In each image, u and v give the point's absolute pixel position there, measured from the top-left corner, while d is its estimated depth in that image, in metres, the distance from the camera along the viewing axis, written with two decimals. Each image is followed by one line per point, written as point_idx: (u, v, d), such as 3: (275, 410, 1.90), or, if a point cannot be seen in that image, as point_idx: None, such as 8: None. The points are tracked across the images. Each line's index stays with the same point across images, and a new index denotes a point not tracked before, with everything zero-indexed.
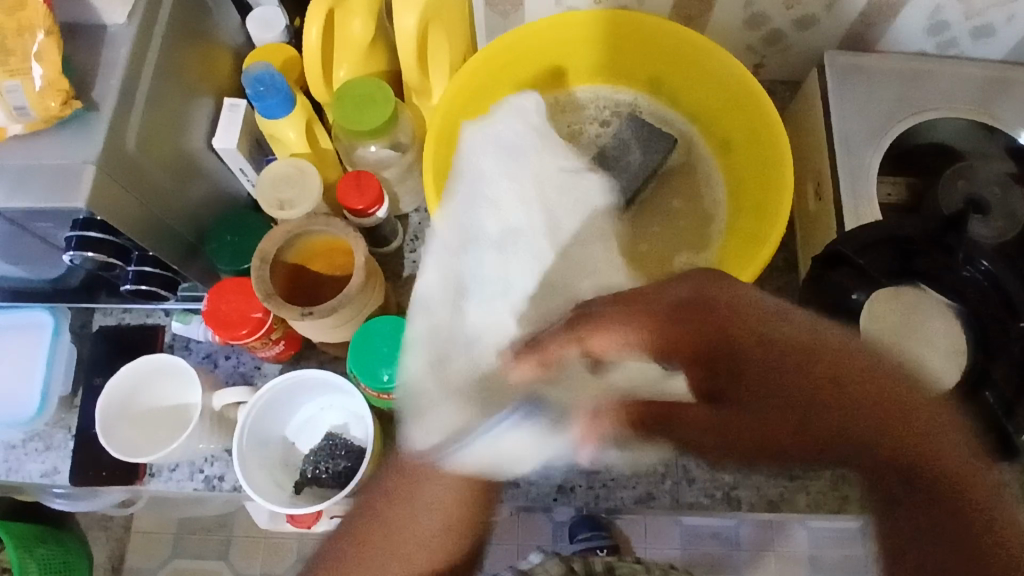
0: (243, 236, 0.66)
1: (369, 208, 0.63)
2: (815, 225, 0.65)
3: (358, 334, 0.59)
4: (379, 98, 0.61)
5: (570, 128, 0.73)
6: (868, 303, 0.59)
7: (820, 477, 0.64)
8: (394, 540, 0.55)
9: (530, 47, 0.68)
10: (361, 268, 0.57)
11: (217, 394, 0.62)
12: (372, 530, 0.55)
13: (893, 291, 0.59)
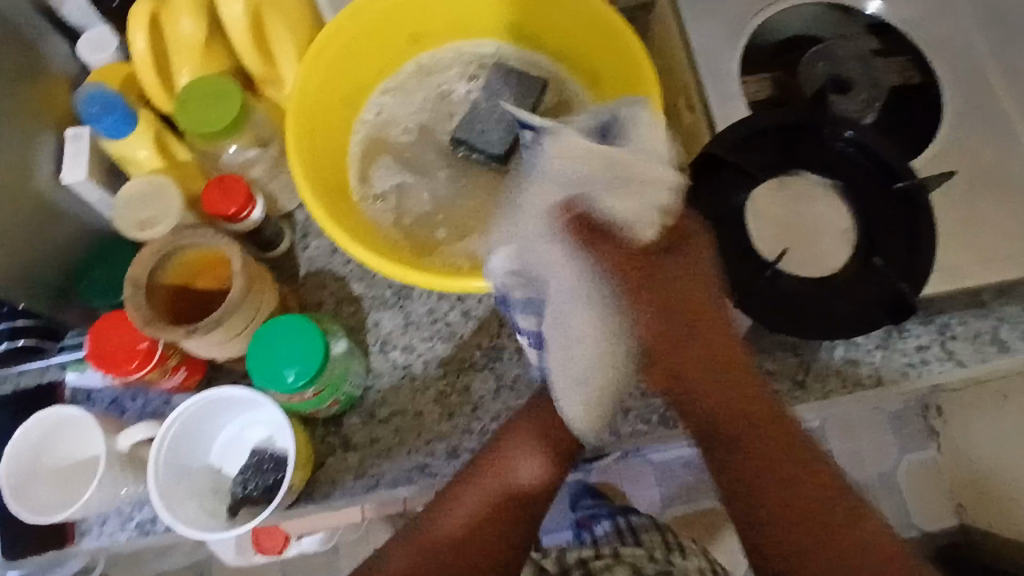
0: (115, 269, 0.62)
1: (241, 211, 0.60)
2: (692, 139, 0.65)
3: (252, 346, 0.54)
4: (223, 95, 0.58)
5: (438, 90, 0.71)
6: (750, 202, 0.59)
7: None
8: None
9: (377, 20, 0.65)
10: (240, 273, 0.55)
11: (123, 434, 0.59)
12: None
13: (775, 183, 0.59)
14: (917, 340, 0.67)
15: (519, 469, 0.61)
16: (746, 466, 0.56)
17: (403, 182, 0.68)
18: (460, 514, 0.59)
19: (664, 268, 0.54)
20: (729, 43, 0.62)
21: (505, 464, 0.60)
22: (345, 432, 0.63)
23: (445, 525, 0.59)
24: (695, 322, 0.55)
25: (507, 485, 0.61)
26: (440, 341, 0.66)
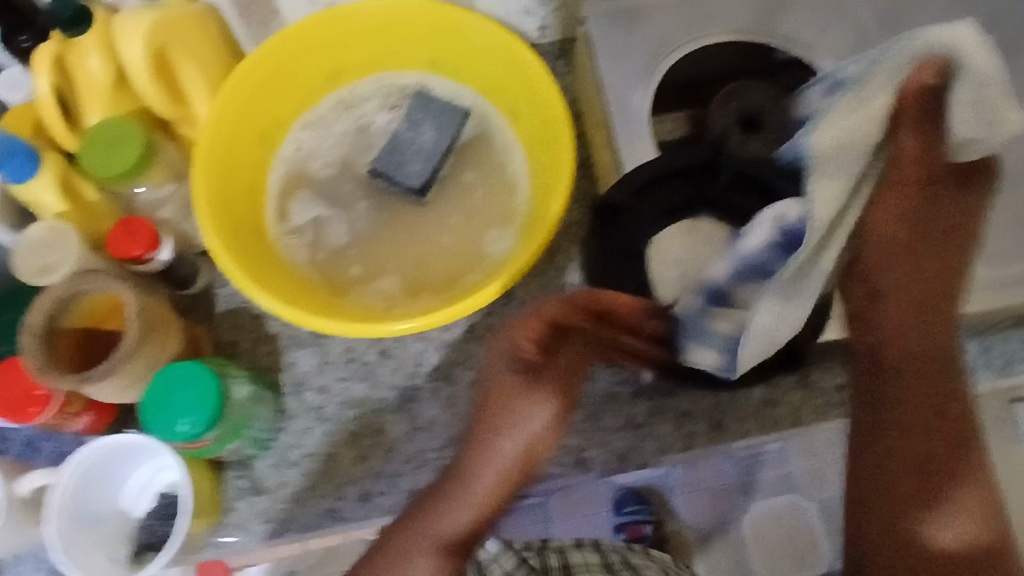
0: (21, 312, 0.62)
1: (149, 253, 0.59)
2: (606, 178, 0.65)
3: (148, 394, 0.54)
4: (129, 136, 0.57)
5: (359, 122, 0.70)
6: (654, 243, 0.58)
7: (665, 421, 0.65)
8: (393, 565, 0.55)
9: (292, 52, 0.65)
10: (135, 320, 0.55)
11: (21, 480, 0.58)
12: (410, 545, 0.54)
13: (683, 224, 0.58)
14: (838, 379, 0.67)
15: (520, 430, 0.52)
16: (912, 415, 0.51)
17: (321, 216, 0.67)
18: (477, 482, 0.53)
19: (943, 203, 0.50)
20: (641, 84, 0.63)
21: (504, 423, 0.52)
22: (256, 475, 0.63)
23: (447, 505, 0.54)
24: (949, 231, 0.51)
25: (515, 445, 0.53)
26: (355, 383, 0.66)
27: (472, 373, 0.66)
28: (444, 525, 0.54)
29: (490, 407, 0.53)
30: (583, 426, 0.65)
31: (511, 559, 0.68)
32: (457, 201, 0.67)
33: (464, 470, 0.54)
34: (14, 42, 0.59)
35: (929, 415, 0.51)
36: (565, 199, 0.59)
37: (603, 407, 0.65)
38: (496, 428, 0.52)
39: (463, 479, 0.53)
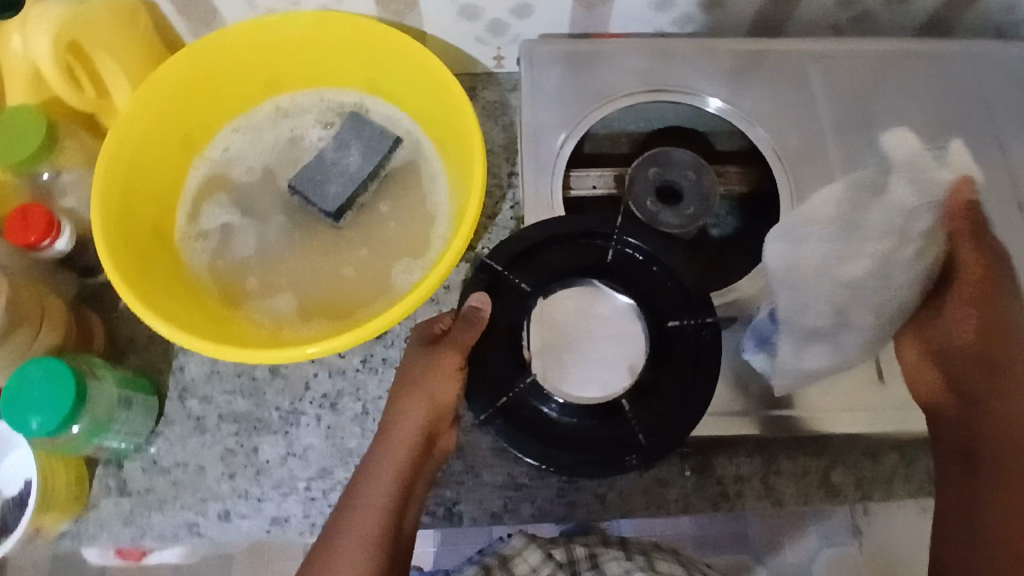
0: None
1: (42, 241, 0.59)
2: None
3: (8, 386, 0.54)
4: (30, 128, 0.57)
5: (291, 134, 0.69)
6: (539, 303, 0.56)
7: (546, 486, 0.62)
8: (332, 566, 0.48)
9: (223, 58, 0.64)
10: (2, 309, 0.54)
11: None
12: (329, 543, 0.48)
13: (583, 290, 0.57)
14: (737, 469, 0.63)
15: (415, 410, 0.52)
16: (999, 436, 0.49)
17: (231, 223, 0.67)
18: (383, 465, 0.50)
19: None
20: (563, 129, 0.62)
21: (405, 400, 0.52)
22: (123, 476, 0.62)
23: (371, 483, 0.50)
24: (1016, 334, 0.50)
25: (416, 418, 0.52)
26: (240, 397, 0.64)
27: (358, 405, 0.64)
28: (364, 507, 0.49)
29: (398, 388, 0.53)
30: (460, 477, 0.63)
31: (538, 553, 0.62)
32: (373, 230, 0.66)
33: (377, 451, 0.51)
34: None
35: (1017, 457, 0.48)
36: (464, 244, 0.56)
37: (485, 461, 0.63)
38: (400, 398, 0.53)
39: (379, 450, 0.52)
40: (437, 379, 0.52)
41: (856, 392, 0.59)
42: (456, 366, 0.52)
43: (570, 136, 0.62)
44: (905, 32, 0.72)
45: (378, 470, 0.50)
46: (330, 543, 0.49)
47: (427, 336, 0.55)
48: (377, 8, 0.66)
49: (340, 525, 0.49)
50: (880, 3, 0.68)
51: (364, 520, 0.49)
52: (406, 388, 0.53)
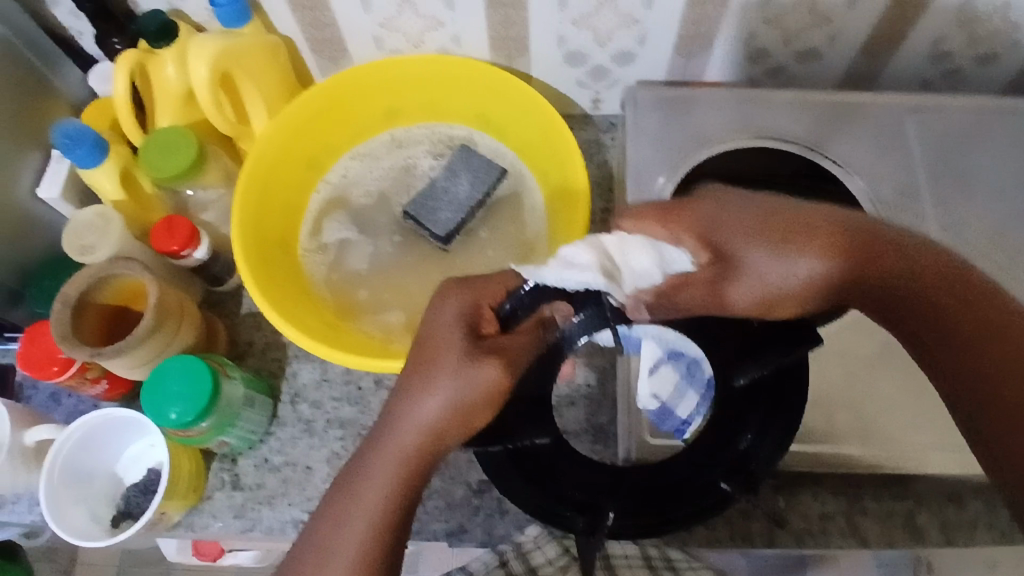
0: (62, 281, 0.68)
1: (183, 249, 0.65)
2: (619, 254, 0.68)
3: (148, 380, 0.59)
4: (184, 149, 0.63)
5: (404, 162, 0.75)
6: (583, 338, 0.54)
7: None
8: (331, 548, 0.45)
9: (349, 92, 0.70)
10: (152, 309, 0.60)
11: (28, 431, 0.65)
12: (329, 527, 0.45)
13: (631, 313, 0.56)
14: (823, 507, 0.64)
15: (429, 397, 0.47)
16: (946, 349, 0.49)
17: (348, 238, 0.73)
18: (391, 441, 0.47)
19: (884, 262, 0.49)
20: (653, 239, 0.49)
21: (422, 385, 0.47)
22: (236, 472, 0.67)
23: (372, 472, 0.46)
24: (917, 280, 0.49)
25: (438, 403, 0.47)
26: (346, 404, 0.69)
27: None
28: (371, 485, 0.46)
29: (417, 366, 0.48)
30: None
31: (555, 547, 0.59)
32: (475, 255, 0.71)
33: (388, 429, 0.47)
34: (107, 45, 0.66)
35: (981, 348, 0.48)
36: None
37: None
38: (416, 398, 0.47)
39: (391, 423, 0.47)
40: (474, 391, 0.47)
41: (953, 432, 0.56)
42: (496, 383, 0.47)
43: (664, 239, 0.50)
44: (995, 90, 0.75)
45: (378, 469, 0.46)
46: (326, 528, 0.46)
47: (467, 317, 0.49)
48: (491, 52, 0.72)
49: (334, 510, 0.46)
50: (971, 60, 0.71)
51: (367, 503, 0.46)
52: (423, 367, 0.48)
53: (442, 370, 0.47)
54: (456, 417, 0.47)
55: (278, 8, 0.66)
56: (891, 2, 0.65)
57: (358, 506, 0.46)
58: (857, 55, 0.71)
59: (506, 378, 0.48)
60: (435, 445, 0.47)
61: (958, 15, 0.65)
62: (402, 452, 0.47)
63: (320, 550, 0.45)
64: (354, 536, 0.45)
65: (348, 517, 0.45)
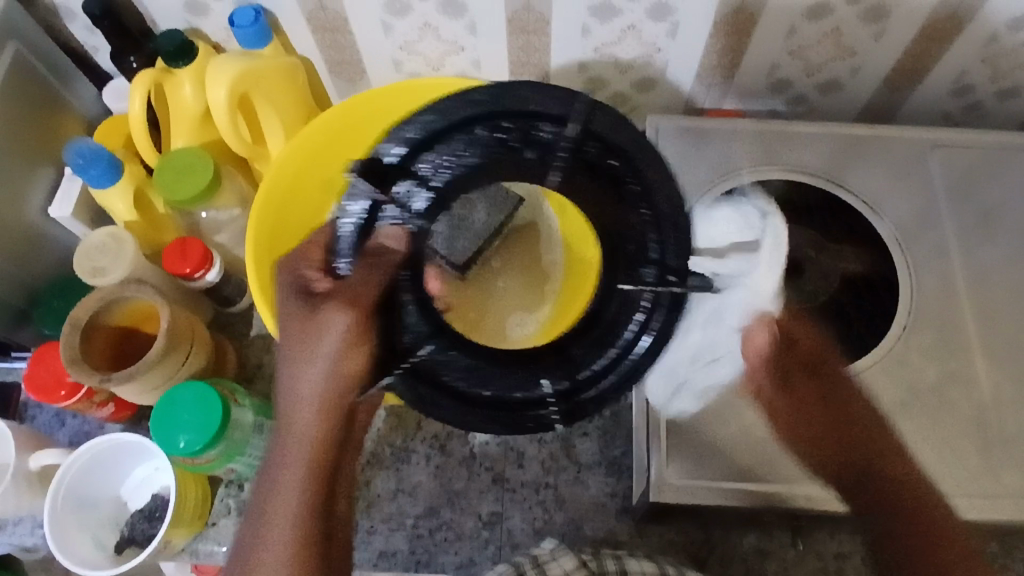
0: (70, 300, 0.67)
1: (196, 272, 0.64)
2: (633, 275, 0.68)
3: (157, 406, 0.58)
4: (199, 171, 0.63)
5: None
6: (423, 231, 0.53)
7: (643, 544, 0.64)
8: (272, 516, 0.48)
9: (365, 114, 0.69)
10: (164, 334, 0.59)
11: (33, 455, 0.64)
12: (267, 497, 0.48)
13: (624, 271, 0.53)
14: (838, 546, 0.63)
15: (314, 359, 0.50)
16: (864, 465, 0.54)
17: None
18: (303, 407, 0.50)
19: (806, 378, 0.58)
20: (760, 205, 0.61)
21: (305, 346, 0.50)
22: (243, 498, 0.66)
23: (288, 445, 0.49)
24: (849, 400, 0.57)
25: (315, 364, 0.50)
26: None
27: (466, 448, 0.67)
28: (292, 453, 0.49)
29: (290, 332, 0.51)
30: (560, 529, 0.64)
31: (573, 558, 0.54)
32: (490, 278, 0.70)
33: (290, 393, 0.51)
34: (124, 63, 0.65)
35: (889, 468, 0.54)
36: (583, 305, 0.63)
37: (585, 514, 0.65)
38: (312, 363, 0.50)
39: (290, 389, 0.51)
40: (326, 343, 0.50)
41: (976, 479, 0.55)
42: (352, 323, 0.51)
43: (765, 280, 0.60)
44: (1014, 125, 0.74)
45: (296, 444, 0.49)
46: (260, 501, 0.48)
47: (308, 287, 0.52)
48: (510, 77, 0.71)
49: (265, 482, 0.49)
50: (993, 95, 0.70)
51: (299, 470, 0.48)
52: (294, 336, 0.51)
53: (312, 324, 0.51)
54: (341, 369, 0.50)
55: (298, 28, 0.65)
56: (916, 37, 0.64)
57: (290, 476, 0.48)
58: (879, 88, 0.71)
59: (358, 318, 0.51)
60: (331, 405, 0.51)
61: (983, 51, 0.65)
62: (304, 415, 0.50)
63: (262, 519, 0.48)
64: (290, 506, 0.48)
65: (283, 485, 0.48)
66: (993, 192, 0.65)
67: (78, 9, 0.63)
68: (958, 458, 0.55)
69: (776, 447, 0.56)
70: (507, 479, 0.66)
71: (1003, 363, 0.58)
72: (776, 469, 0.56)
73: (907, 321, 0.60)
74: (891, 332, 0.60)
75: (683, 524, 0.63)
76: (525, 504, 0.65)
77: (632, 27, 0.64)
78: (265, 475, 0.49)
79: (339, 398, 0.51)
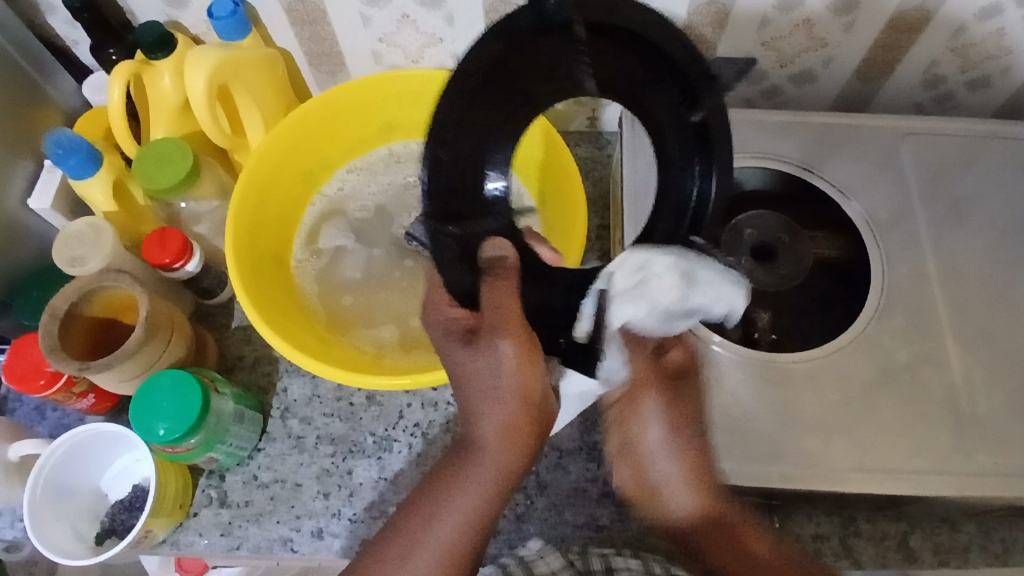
0: (49, 291, 0.67)
1: (175, 261, 0.64)
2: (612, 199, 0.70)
3: (136, 395, 0.58)
4: (179, 160, 0.63)
5: (403, 180, 0.75)
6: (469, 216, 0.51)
7: (624, 529, 0.64)
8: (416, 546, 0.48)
9: (344, 105, 0.69)
10: (143, 322, 0.59)
11: (12, 445, 0.64)
12: (414, 526, 0.49)
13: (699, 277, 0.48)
14: (817, 529, 0.62)
15: (491, 381, 0.48)
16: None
17: (344, 246, 0.73)
18: (476, 430, 0.49)
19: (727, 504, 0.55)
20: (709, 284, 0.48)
21: (483, 368, 0.48)
22: (224, 488, 0.66)
23: (462, 470, 0.49)
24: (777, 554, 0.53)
25: (496, 389, 0.48)
26: (337, 419, 0.68)
27: None
28: (459, 485, 0.49)
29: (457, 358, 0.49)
30: (541, 514, 0.65)
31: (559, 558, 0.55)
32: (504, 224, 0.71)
33: (467, 416, 0.50)
34: (103, 55, 0.65)
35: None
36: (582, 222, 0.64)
37: (566, 500, 0.65)
38: (483, 404, 0.48)
39: (468, 411, 0.49)
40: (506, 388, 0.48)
41: (947, 457, 0.56)
42: (530, 364, 0.47)
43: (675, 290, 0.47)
44: (986, 114, 0.75)
45: (457, 489, 0.49)
46: (408, 530, 0.49)
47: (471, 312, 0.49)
48: None
49: (422, 510, 0.49)
50: (963, 85, 0.71)
51: (458, 501, 0.49)
52: (465, 363, 0.49)
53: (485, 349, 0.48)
54: (517, 405, 0.48)
55: (277, 21, 0.66)
56: (885, 27, 0.65)
57: (446, 506, 0.49)
58: (852, 79, 0.72)
59: (528, 347, 0.47)
60: (515, 446, 0.49)
61: (951, 42, 0.66)
62: (483, 445, 0.49)
63: (403, 547, 0.48)
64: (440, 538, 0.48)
65: (435, 514, 0.49)
66: (963, 179, 0.66)
67: (59, 2, 0.64)
68: (929, 435, 0.56)
69: (748, 427, 0.56)
70: None
71: (973, 345, 0.59)
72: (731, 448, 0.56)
73: (877, 304, 0.61)
74: (864, 314, 0.61)
75: None
76: None
77: None
78: (420, 506, 0.49)
79: (520, 435, 0.49)
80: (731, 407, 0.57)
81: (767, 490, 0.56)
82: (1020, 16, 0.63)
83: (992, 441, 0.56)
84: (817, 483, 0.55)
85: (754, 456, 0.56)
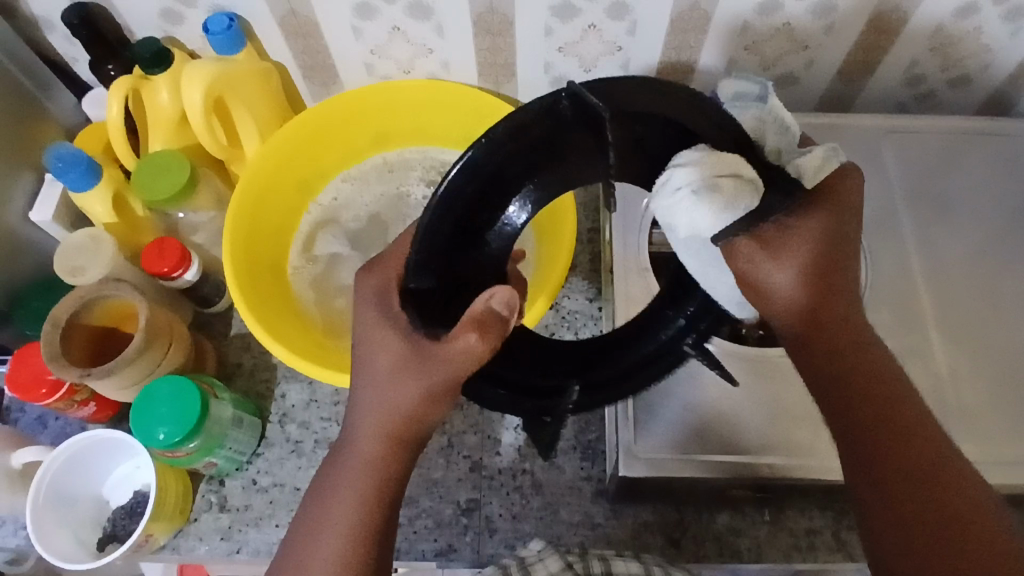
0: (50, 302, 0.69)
1: (174, 270, 0.65)
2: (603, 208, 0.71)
3: (136, 401, 0.59)
4: (175, 171, 0.64)
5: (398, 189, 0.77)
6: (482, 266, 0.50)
7: (620, 525, 0.64)
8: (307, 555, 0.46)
9: (335, 117, 0.71)
10: (142, 330, 0.60)
11: (15, 453, 0.65)
12: (305, 536, 0.47)
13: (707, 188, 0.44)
14: (810, 522, 0.63)
15: (400, 376, 0.46)
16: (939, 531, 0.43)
17: (340, 253, 0.75)
18: (368, 428, 0.47)
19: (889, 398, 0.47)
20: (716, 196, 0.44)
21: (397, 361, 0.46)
22: (224, 493, 0.67)
23: (347, 470, 0.47)
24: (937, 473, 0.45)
25: (398, 388, 0.46)
26: (335, 424, 0.68)
27: (443, 439, 0.69)
28: (347, 487, 0.47)
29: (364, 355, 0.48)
30: (538, 513, 0.65)
31: (558, 560, 0.54)
32: None
33: (363, 414, 0.48)
34: (102, 72, 0.67)
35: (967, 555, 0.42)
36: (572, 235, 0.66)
37: (562, 499, 0.66)
38: (374, 390, 0.47)
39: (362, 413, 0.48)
40: (430, 378, 0.45)
41: None
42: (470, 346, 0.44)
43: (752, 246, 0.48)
44: (969, 111, 0.77)
45: (355, 480, 0.47)
46: (299, 544, 0.47)
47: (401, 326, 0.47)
48: (479, 78, 0.73)
49: (313, 518, 0.47)
50: (945, 84, 0.73)
51: (346, 504, 0.47)
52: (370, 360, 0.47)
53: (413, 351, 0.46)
54: (423, 407, 0.47)
55: (271, 34, 0.68)
56: (865, 29, 0.67)
57: (334, 511, 0.47)
58: (834, 80, 0.74)
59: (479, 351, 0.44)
60: (409, 449, 0.48)
61: (930, 42, 0.68)
62: (377, 441, 0.47)
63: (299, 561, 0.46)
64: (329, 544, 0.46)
65: (324, 521, 0.46)
66: (945, 175, 0.67)
67: (58, 21, 0.66)
68: None
69: (735, 421, 0.58)
70: (484, 466, 0.68)
71: (958, 336, 0.60)
72: (721, 441, 0.57)
73: (865, 298, 0.61)
74: None
75: (656, 504, 0.64)
76: (501, 491, 0.66)
77: (591, 26, 0.66)
78: (310, 517, 0.47)
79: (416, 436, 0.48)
80: (720, 402, 0.58)
81: (760, 481, 0.57)
82: (997, 15, 0.65)
83: (980, 428, 0.57)
84: (807, 473, 0.56)
85: (742, 447, 0.57)
